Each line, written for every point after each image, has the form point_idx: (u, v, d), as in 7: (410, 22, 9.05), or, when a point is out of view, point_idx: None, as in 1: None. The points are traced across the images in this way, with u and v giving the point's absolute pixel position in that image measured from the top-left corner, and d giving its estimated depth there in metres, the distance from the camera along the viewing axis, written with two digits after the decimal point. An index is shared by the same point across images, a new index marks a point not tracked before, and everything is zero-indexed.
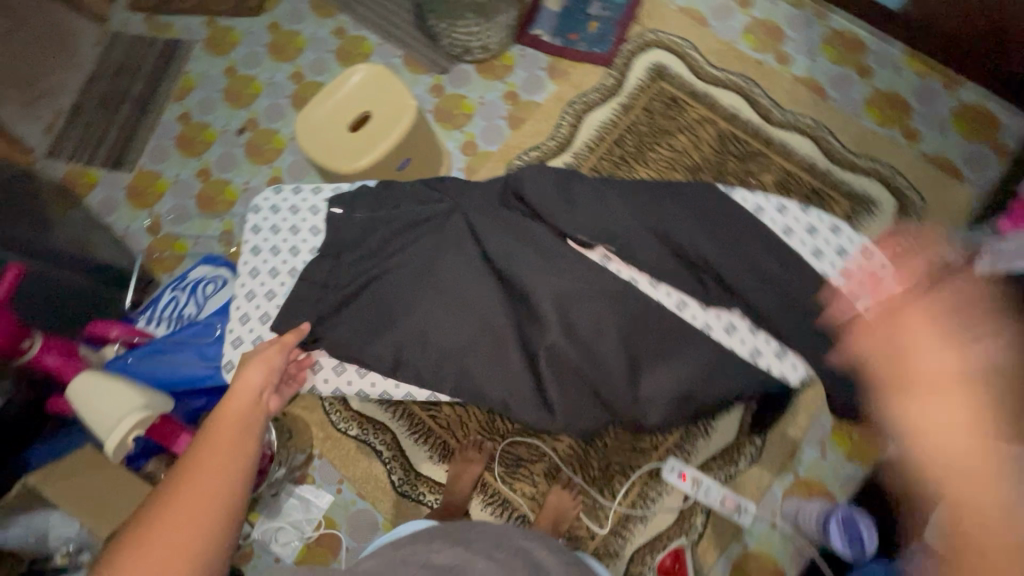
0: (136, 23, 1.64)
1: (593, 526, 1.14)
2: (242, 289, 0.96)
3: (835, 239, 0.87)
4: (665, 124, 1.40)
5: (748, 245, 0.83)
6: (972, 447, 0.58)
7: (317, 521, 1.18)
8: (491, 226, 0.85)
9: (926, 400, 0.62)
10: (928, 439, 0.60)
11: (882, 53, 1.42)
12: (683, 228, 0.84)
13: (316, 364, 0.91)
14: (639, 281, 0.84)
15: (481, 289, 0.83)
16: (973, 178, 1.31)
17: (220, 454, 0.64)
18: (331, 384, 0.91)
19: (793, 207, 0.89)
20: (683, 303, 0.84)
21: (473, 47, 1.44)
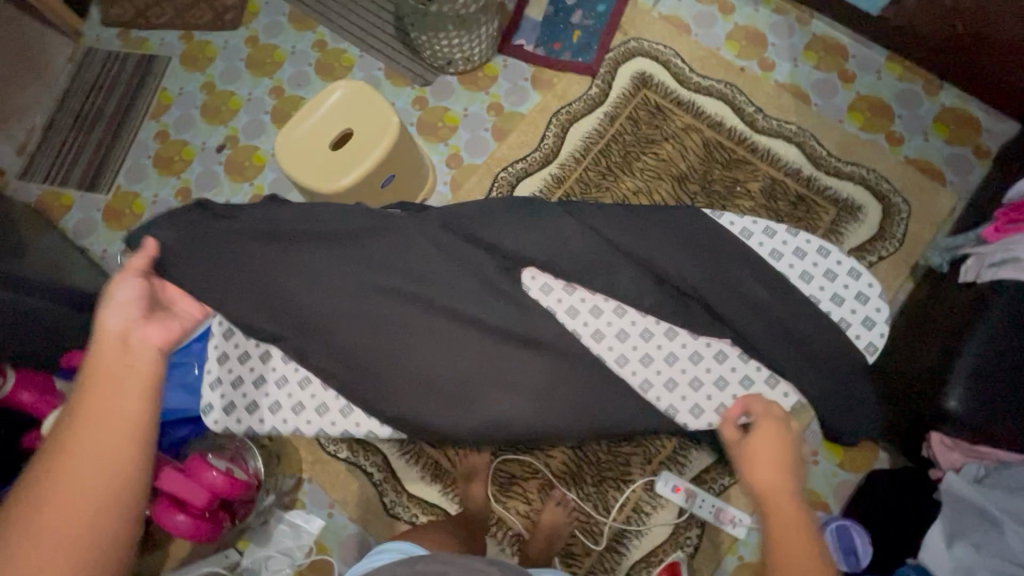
0: (110, 39, 1.60)
1: (589, 543, 1.13)
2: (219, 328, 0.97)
3: (825, 262, 0.88)
4: (650, 133, 1.40)
5: (729, 269, 0.86)
6: (798, 492, 0.63)
7: (308, 546, 1.16)
8: (466, 265, 0.91)
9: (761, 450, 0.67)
10: (758, 478, 0.65)
11: (863, 57, 1.43)
12: (666, 257, 0.88)
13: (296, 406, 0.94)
14: (601, 311, 0.92)
15: (460, 332, 0.91)
16: (956, 181, 1.32)
17: (99, 418, 0.56)
18: (312, 425, 0.93)
19: (784, 229, 0.89)
20: (672, 330, 0.91)
21: (455, 59, 1.43)
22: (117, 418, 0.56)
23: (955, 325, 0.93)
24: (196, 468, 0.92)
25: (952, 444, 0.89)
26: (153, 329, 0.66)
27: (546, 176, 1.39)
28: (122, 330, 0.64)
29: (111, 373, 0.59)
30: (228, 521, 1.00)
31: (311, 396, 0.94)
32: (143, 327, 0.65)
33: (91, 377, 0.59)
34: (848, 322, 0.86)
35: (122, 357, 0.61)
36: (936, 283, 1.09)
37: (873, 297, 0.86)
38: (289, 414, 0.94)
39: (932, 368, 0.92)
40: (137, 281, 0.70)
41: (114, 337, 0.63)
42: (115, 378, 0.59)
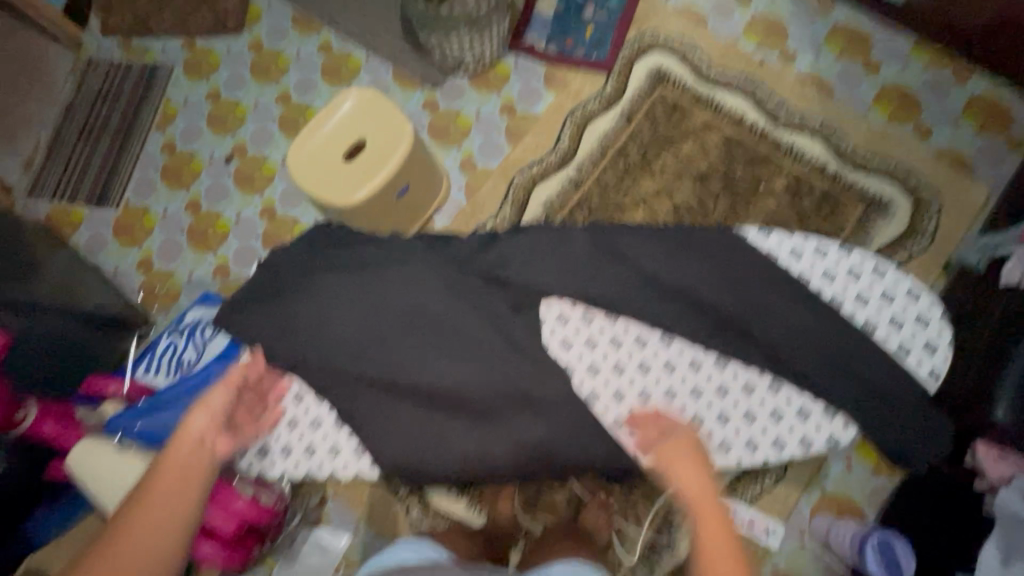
0: (111, 49, 1.56)
1: (619, 553, 1.12)
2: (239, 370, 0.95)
3: (881, 283, 0.85)
4: (670, 131, 1.36)
5: (759, 285, 0.85)
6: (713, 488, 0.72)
7: (334, 564, 1.13)
8: (495, 283, 0.89)
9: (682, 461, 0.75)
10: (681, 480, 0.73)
11: (889, 44, 1.37)
12: (697, 274, 0.85)
13: (311, 450, 0.92)
14: (650, 340, 0.89)
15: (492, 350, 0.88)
16: (989, 172, 1.28)
17: (156, 506, 0.66)
18: (327, 469, 0.92)
19: (835, 247, 0.86)
20: (722, 359, 0.87)
21: (466, 60, 1.38)
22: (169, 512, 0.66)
23: (998, 330, 0.90)
24: (224, 495, 0.90)
25: (999, 454, 0.85)
26: (223, 440, 0.74)
27: (564, 179, 1.35)
28: (199, 434, 0.73)
29: (173, 482, 0.68)
30: (257, 545, 0.99)
31: (345, 438, 0.92)
32: (216, 437, 0.74)
33: (163, 474, 0.69)
34: (908, 347, 0.84)
35: (187, 458, 0.71)
36: (972, 282, 1.06)
37: (932, 320, 0.84)
38: (324, 456, 0.92)
39: (978, 375, 0.89)
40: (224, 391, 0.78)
41: (192, 443, 0.72)
42: (179, 481, 0.68)
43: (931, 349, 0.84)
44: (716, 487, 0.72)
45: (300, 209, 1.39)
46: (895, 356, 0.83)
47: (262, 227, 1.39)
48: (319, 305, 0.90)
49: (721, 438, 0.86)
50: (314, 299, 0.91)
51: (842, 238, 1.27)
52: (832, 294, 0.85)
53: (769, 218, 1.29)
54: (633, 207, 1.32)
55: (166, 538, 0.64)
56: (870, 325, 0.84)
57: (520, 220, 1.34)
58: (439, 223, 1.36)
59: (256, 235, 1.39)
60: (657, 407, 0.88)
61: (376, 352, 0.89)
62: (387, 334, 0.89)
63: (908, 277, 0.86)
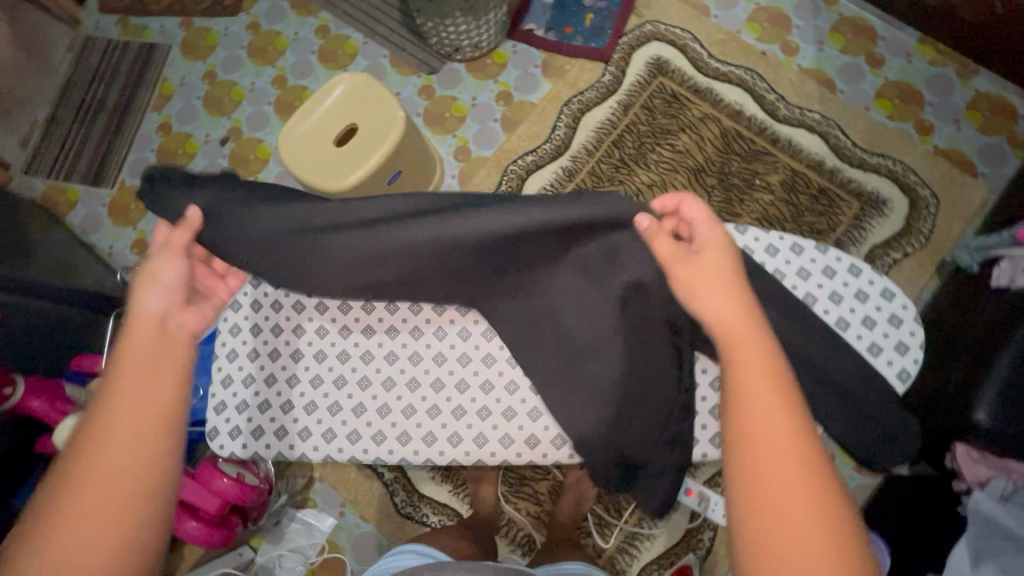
0: (108, 26, 1.56)
1: (599, 542, 1.13)
2: (221, 349, 0.89)
3: (855, 282, 0.85)
4: (667, 122, 1.34)
5: None
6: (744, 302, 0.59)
7: (321, 544, 1.17)
8: None
9: (704, 270, 0.62)
10: (704, 307, 0.60)
11: (893, 40, 1.35)
12: None
13: (303, 432, 0.83)
14: None
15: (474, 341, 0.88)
16: (988, 172, 1.26)
17: (132, 402, 0.55)
18: (321, 452, 0.83)
19: (811, 245, 0.87)
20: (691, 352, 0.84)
21: (463, 46, 1.37)
22: (147, 405, 0.56)
23: (984, 332, 0.89)
24: (207, 475, 0.93)
25: (979, 457, 0.87)
26: (191, 316, 0.65)
27: (557, 169, 1.34)
28: (160, 314, 0.63)
29: (144, 364, 0.58)
30: (240, 524, 1.02)
31: (341, 422, 0.83)
32: (178, 313, 0.64)
33: (128, 353, 0.59)
34: (879, 347, 0.84)
35: (154, 340, 0.60)
36: (966, 284, 1.04)
37: (907, 320, 0.84)
38: (316, 442, 0.83)
39: (961, 377, 0.88)
40: (180, 266, 0.66)
41: (155, 320, 0.62)
42: (149, 367, 0.58)
43: (905, 349, 0.84)
44: (742, 303, 0.59)
45: (294, 193, 1.39)
46: (866, 355, 0.83)
47: None
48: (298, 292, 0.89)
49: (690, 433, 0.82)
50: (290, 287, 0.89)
51: (836, 234, 1.25)
52: (805, 292, 0.85)
53: (762, 213, 1.27)
54: (626, 197, 1.31)
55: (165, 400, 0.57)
56: (842, 323, 0.84)
57: None
58: None
59: None
60: None
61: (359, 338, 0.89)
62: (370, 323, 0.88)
63: (883, 277, 0.86)
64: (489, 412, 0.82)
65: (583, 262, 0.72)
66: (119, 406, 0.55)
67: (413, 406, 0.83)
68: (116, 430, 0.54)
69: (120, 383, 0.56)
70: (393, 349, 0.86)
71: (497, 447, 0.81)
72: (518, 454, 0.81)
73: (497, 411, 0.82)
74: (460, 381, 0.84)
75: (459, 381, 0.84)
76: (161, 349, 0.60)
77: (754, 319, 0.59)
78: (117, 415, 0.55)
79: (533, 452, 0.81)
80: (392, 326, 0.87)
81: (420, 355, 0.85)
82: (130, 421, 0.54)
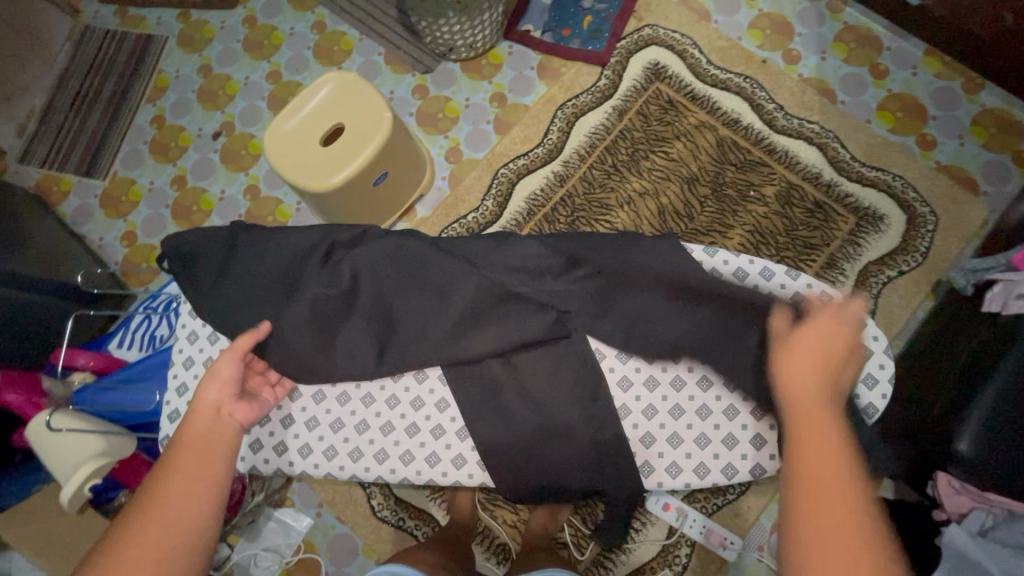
0: (107, 16, 1.55)
1: (575, 554, 1.12)
2: (179, 356, 0.92)
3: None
4: (661, 129, 1.32)
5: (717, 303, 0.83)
6: (825, 397, 0.62)
7: (297, 544, 1.17)
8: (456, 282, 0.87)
9: (805, 347, 0.66)
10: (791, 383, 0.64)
11: (898, 51, 1.31)
12: (660, 284, 0.83)
13: (255, 444, 0.88)
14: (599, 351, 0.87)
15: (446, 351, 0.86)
16: (991, 191, 1.22)
17: (188, 484, 0.64)
18: (272, 465, 0.87)
19: (782, 270, 0.86)
20: (652, 380, 0.85)
21: (457, 46, 1.35)
22: (201, 488, 0.64)
23: (972, 360, 0.87)
24: None
25: (960, 487, 0.86)
26: (239, 408, 0.74)
27: (547, 174, 1.32)
28: (215, 402, 0.72)
29: (203, 448, 0.67)
30: None
31: (294, 435, 0.88)
32: (232, 404, 0.73)
33: (185, 438, 0.68)
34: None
35: (210, 426, 0.70)
36: (959, 307, 1.02)
37: (878, 353, 0.84)
38: (269, 453, 0.88)
39: (946, 406, 0.86)
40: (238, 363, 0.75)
41: (211, 411, 0.71)
42: (204, 450, 0.67)
43: (873, 383, 0.84)
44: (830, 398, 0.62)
45: (283, 190, 1.39)
46: None
47: (245, 206, 1.39)
48: (268, 296, 0.87)
49: (645, 460, 0.83)
50: (262, 289, 0.87)
51: (830, 250, 1.22)
52: None
53: (756, 225, 1.25)
54: (617, 205, 1.29)
55: (210, 487, 0.65)
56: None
57: (501, 213, 1.31)
58: (420, 212, 1.35)
59: (238, 213, 1.39)
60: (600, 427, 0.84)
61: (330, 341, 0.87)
62: (342, 328, 0.87)
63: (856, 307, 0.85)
64: (442, 431, 0.87)
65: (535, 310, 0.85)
66: (174, 488, 0.63)
67: (366, 422, 0.88)
68: (169, 512, 0.62)
69: (175, 462, 0.66)
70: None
71: (446, 467, 0.85)
72: (468, 475, 0.85)
73: (451, 430, 0.87)
74: (414, 399, 0.88)
75: (413, 399, 0.88)
76: (215, 435, 0.69)
77: (826, 398, 0.62)
78: (171, 497, 0.63)
79: (483, 474, 0.85)
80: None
81: None
82: (176, 502, 0.62)
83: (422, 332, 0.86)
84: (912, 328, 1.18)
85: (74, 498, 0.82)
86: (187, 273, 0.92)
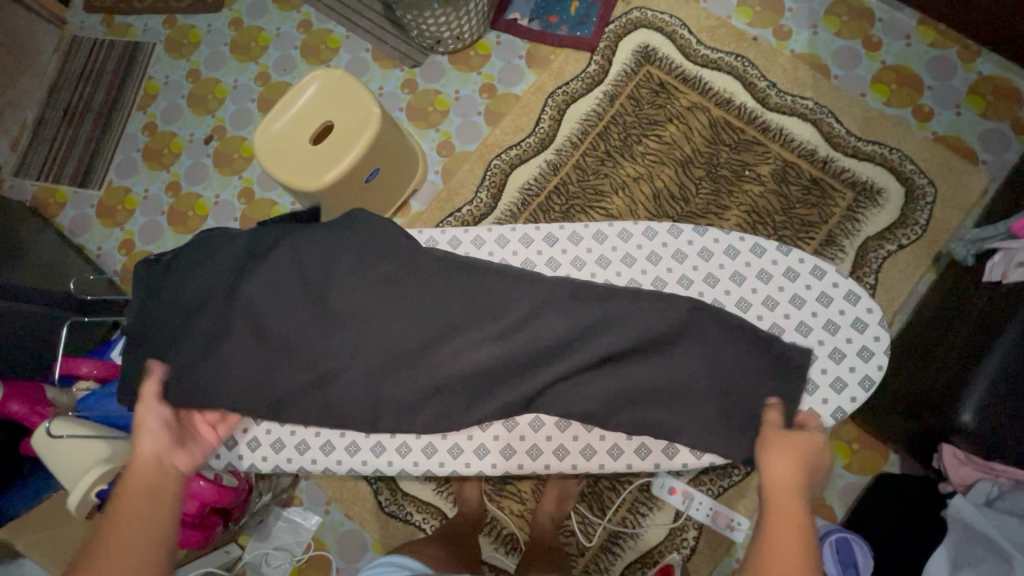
0: (94, 25, 1.55)
1: (582, 541, 1.12)
2: None
3: (818, 285, 0.86)
4: (653, 113, 1.30)
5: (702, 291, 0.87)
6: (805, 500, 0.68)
7: (306, 542, 1.18)
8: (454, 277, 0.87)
9: (782, 455, 0.72)
10: (773, 474, 0.70)
11: (891, 21, 1.29)
12: None
13: (252, 442, 0.92)
14: None
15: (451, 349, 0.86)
16: (990, 160, 1.21)
17: (130, 524, 0.66)
18: (269, 462, 0.91)
19: (773, 246, 0.88)
20: None
21: (444, 37, 1.34)
22: (148, 528, 0.66)
23: (974, 330, 0.87)
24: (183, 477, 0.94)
25: (965, 458, 0.86)
26: (180, 455, 0.76)
27: (541, 163, 1.31)
28: (154, 453, 0.74)
29: (144, 490, 0.69)
30: (221, 524, 1.02)
31: (289, 433, 0.92)
32: (172, 453, 0.75)
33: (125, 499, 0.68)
34: (842, 352, 0.84)
35: (150, 474, 0.71)
36: (960, 278, 1.01)
37: (871, 325, 0.84)
38: (266, 451, 0.92)
39: (948, 375, 0.86)
40: (159, 408, 0.79)
41: (152, 460, 0.72)
42: (147, 493, 0.69)
43: (869, 355, 0.84)
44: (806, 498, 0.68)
45: (276, 191, 1.39)
46: (827, 358, 0.84)
47: (240, 209, 1.39)
48: (267, 296, 0.88)
49: (641, 444, 0.86)
50: (263, 292, 0.88)
51: (828, 226, 1.21)
52: (765, 295, 0.86)
53: (751, 205, 1.24)
54: (611, 190, 1.28)
55: (159, 531, 0.66)
56: (804, 327, 0.85)
57: (496, 204, 1.31)
58: (414, 207, 1.35)
59: (233, 217, 1.39)
60: None
61: (331, 338, 0.87)
62: (341, 327, 0.87)
63: (849, 279, 0.86)
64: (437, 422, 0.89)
65: (532, 300, 0.85)
66: (118, 531, 0.65)
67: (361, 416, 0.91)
68: (110, 548, 0.63)
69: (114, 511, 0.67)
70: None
71: (443, 458, 0.89)
72: (465, 463, 0.88)
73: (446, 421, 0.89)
74: None
75: None
76: (159, 480, 0.71)
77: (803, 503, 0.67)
78: (113, 536, 0.64)
79: (481, 462, 0.88)
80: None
81: None
82: (131, 527, 0.65)
83: (419, 324, 0.86)
84: (914, 301, 1.17)
85: (81, 503, 0.82)
86: (185, 279, 0.92)
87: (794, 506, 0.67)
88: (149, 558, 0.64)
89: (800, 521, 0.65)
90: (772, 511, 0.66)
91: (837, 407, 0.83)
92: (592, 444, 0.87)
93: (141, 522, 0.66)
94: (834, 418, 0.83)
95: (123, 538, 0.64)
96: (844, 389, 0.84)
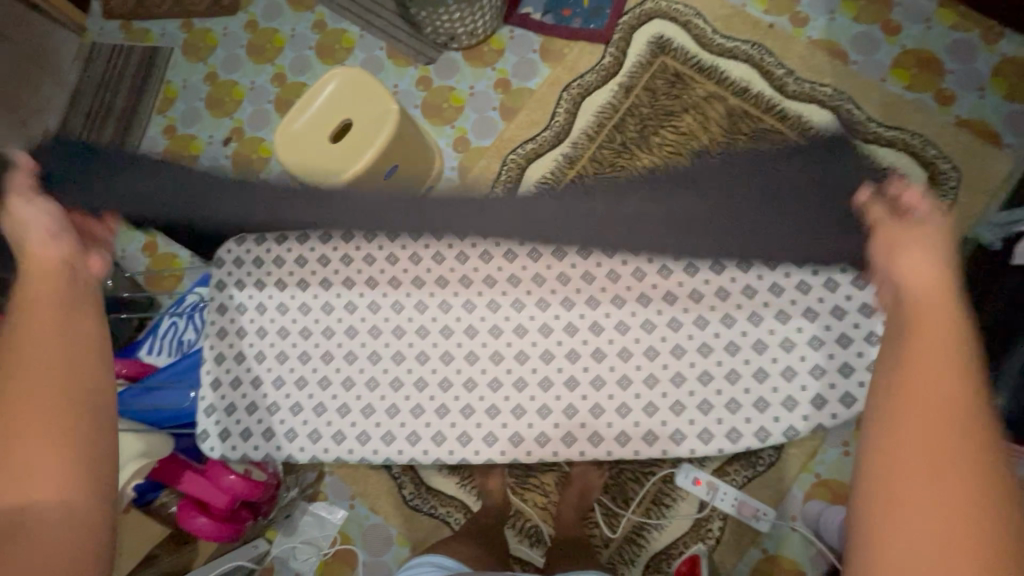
0: (112, 32, 1.57)
1: (607, 532, 1.12)
2: (212, 352, 1.02)
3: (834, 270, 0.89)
4: (669, 104, 1.30)
5: None
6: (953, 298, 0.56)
7: (332, 536, 1.19)
8: None
9: (913, 261, 0.60)
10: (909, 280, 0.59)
11: (910, 5, 1.28)
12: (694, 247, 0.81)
13: (291, 434, 0.97)
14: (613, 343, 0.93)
15: None
16: (1015, 143, 1.18)
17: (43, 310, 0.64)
18: (307, 452, 0.96)
19: None
20: (653, 351, 0.91)
21: (458, 34, 1.34)
22: (64, 311, 0.65)
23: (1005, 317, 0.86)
24: (215, 471, 0.97)
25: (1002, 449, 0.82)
26: (88, 258, 0.75)
27: (557, 157, 1.31)
28: (59, 254, 0.72)
29: (46, 283, 0.68)
30: (251, 519, 1.05)
31: (326, 423, 0.96)
32: (78, 255, 0.73)
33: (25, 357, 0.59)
34: (853, 338, 0.88)
35: (54, 279, 0.69)
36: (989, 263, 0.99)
37: None
38: (305, 442, 0.96)
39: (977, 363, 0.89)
40: (46, 204, 0.75)
41: (55, 260, 0.71)
42: (54, 287, 0.68)
43: None
44: (953, 293, 0.56)
45: None
46: (836, 344, 0.88)
47: None
48: None
49: (676, 429, 0.90)
50: None
51: None
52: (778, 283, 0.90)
53: None
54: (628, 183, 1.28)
55: (82, 315, 0.66)
56: (815, 314, 0.89)
57: None
58: None
59: None
60: (636, 396, 0.91)
61: None
62: None
63: None
64: (472, 411, 0.94)
65: None
66: (33, 314, 0.64)
67: (396, 406, 0.95)
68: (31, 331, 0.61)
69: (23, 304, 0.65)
70: (373, 353, 0.97)
71: (479, 446, 0.93)
72: (500, 451, 0.92)
73: (480, 410, 0.93)
74: (442, 380, 0.95)
75: (442, 381, 0.95)
76: (68, 279, 0.70)
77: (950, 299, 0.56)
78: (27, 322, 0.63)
79: (515, 450, 0.92)
80: (374, 326, 0.98)
81: (402, 355, 0.97)
82: (44, 311, 0.64)
83: None
84: None
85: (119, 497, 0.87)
86: None
87: (942, 311, 0.54)
88: (79, 337, 0.63)
89: (951, 319, 0.53)
90: (922, 321, 0.53)
91: (845, 391, 0.87)
92: (625, 430, 0.91)
93: (57, 310, 0.65)
94: (841, 403, 0.87)
95: (37, 320, 0.63)
96: (851, 374, 0.88)
